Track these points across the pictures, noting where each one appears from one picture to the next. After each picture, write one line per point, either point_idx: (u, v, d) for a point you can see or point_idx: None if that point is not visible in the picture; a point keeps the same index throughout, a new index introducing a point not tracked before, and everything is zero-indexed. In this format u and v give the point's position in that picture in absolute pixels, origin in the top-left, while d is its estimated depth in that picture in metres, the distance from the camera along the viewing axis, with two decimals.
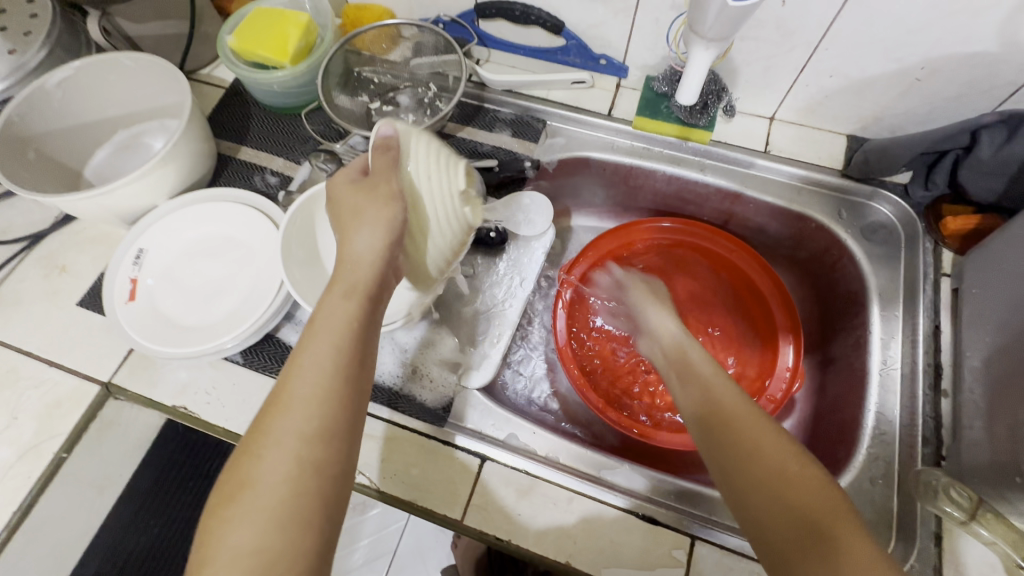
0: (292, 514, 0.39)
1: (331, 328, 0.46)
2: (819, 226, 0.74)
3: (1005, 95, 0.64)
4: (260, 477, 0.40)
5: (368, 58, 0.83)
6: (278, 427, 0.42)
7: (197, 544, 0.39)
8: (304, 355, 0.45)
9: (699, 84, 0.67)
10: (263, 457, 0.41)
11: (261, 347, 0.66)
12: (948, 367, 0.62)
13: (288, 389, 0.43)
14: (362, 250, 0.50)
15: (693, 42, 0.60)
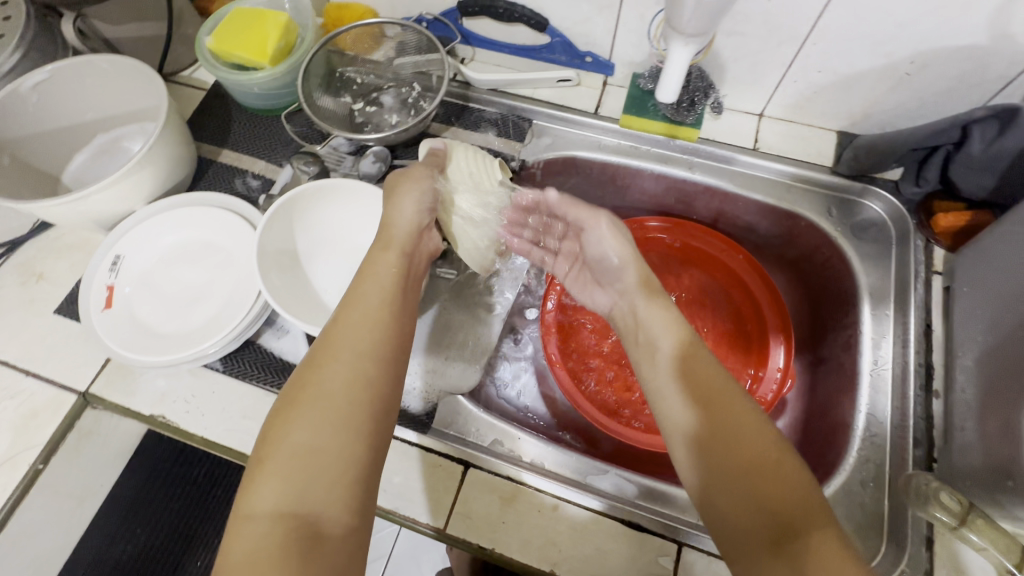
0: (347, 423, 0.43)
1: (382, 271, 0.54)
2: (809, 224, 0.73)
3: (995, 89, 0.63)
4: (319, 388, 0.44)
5: (351, 58, 0.82)
6: (340, 342, 0.47)
7: (258, 445, 0.43)
8: (358, 296, 0.52)
9: (678, 84, 0.66)
10: (325, 369, 0.45)
11: (241, 354, 0.65)
12: (940, 368, 0.61)
13: (343, 321, 0.49)
14: (405, 216, 0.59)
15: (672, 39, 0.59)
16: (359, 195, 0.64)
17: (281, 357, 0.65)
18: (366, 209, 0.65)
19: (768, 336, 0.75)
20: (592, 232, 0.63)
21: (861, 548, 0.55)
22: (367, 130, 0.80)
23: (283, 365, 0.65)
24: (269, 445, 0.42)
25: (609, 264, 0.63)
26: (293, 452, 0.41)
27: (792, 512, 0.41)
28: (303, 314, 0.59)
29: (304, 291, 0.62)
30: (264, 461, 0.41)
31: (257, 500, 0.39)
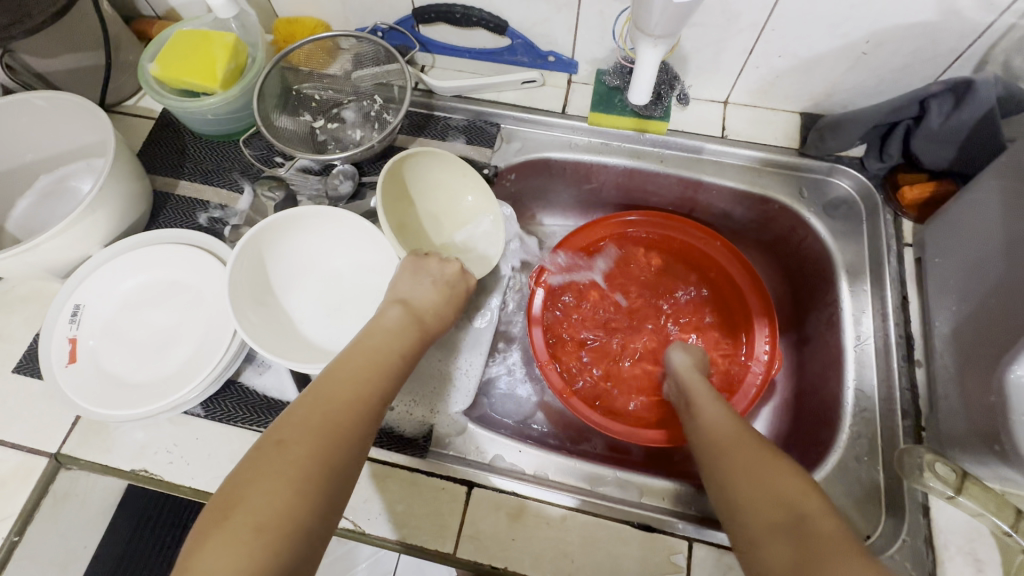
0: (318, 478, 0.41)
1: (387, 341, 0.53)
2: (781, 206, 0.74)
3: (948, 62, 0.65)
4: (294, 445, 0.42)
5: (306, 74, 0.79)
6: (331, 399, 0.46)
7: (213, 509, 0.39)
8: (344, 366, 0.50)
9: (650, 81, 0.66)
10: (312, 423, 0.44)
11: (222, 396, 0.62)
12: (919, 337, 0.62)
13: (323, 387, 0.47)
14: (423, 295, 0.58)
15: (641, 39, 0.58)
16: (329, 220, 0.61)
17: (265, 394, 0.63)
18: (341, 234, 0.62)
19: (753, 319, 0.76)
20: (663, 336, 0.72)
21: (862, 521, 0.56)
22: (331, 148, 0.78)
23: (268, 404, 0.62)
24: (234, 502, 0.39)
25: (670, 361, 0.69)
26: (261, 510, 0.38)
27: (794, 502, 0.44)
28: (284, 351, 0.56)
29: (282, 325, 0.60)
30: (222, 519, 0.38)
31: (204, 562, 0.35)
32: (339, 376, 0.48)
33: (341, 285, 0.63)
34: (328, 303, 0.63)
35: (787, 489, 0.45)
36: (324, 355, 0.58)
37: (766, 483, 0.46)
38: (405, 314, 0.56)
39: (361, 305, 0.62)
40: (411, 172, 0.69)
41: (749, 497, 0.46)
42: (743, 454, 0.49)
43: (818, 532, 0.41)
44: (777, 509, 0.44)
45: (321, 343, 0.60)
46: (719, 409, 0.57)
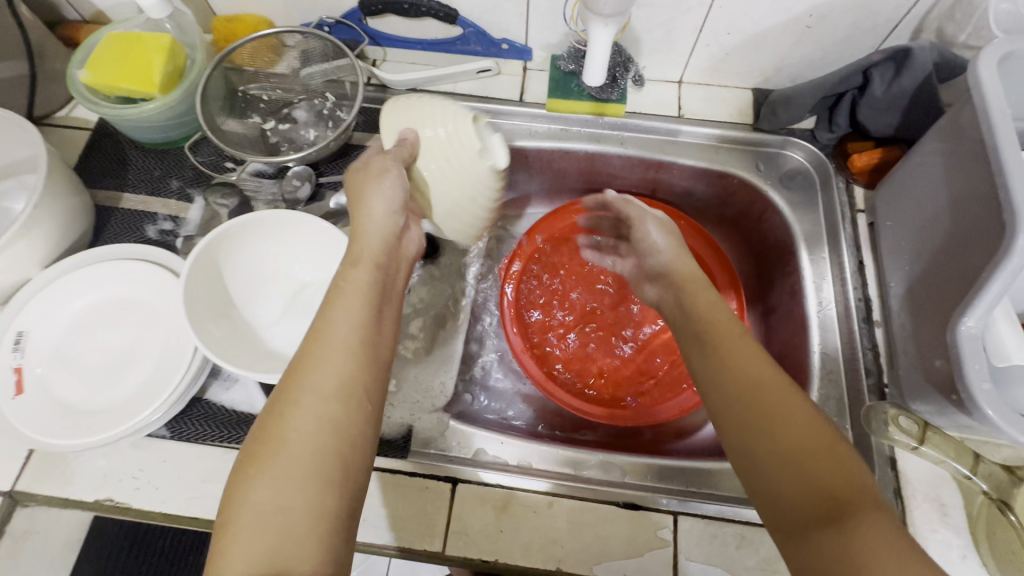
0: (327, 474, 0.40)
1: (350, 300, 0.48)
2: (740, 181, 0.76)
3: (886, 32, 0.67)
4: (287, 431, 0.41)
5: (252, 74, 0.76)
6: (305, 384, 0.43)
7: (221, 503, 0.40)
8: (330, 330, 0.46)
9: (602, 62, 0.69)
10: (289, 416, 0.41)
11: (187, 415, 0.60)
12: (876, 299, 0.65)
13: (298, 372, 0.44)
14: (380, 218, 0.54)
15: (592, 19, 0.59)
16: (287, 224, 0.59)
17: (234, 409, 0.60)
18: (301, 236, 0.60)
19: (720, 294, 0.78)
20: (638, 228, 0.66)
21: None
22: (284, 150, 0.75)
23: (238, 418, 0.60)
24: (234, 497, 0.39)
25: (655, 259, 0.62)
26: (265, 511, 0.38)
27: (835, 489, 0.38)
28: (250, 364, 0.54)
29: (244, 336, 0.57)
30: (230, 521, 0.38)
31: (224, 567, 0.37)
32: (324, 344, 0.45)
33: (304, 290, 0.61)
34: (292, 310, 0.60)
35: (828, 474, 0.39)
36: None
37: (800, 459, 0.40)
38: (369, 271, 0.51)
39: None
40: None
41: (783, 472, 0.40)
42: (782, 422, 0.42)
43: (861, 530, 0.36)
44: (811, 503, 0.38)
45: (289, 352, 0.58)
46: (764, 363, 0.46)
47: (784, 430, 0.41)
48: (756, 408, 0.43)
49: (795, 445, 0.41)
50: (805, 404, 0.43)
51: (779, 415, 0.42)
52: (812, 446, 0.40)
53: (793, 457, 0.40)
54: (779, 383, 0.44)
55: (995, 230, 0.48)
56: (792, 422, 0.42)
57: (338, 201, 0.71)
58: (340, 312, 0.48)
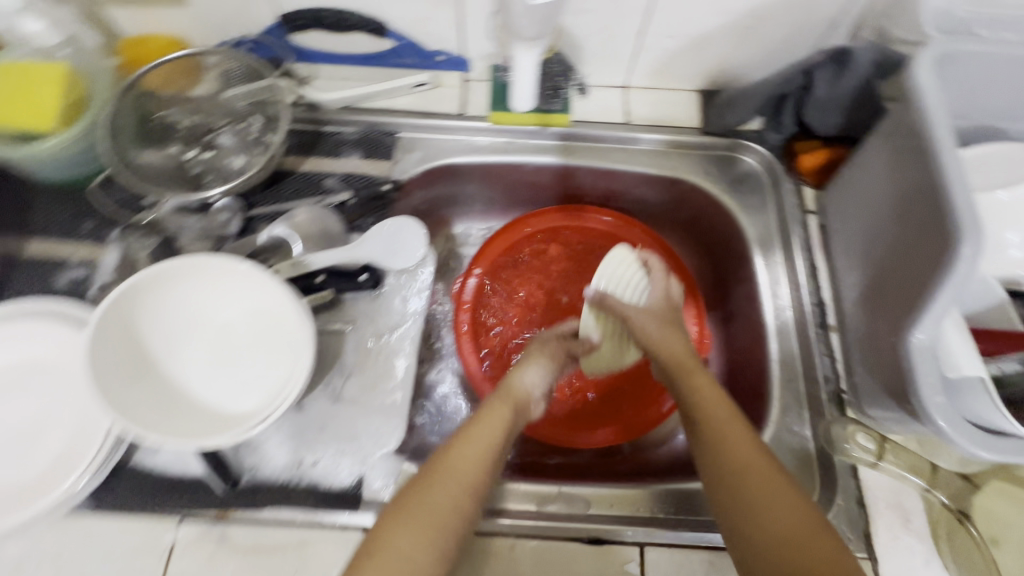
0: (448, 550, 0.46)
1: (494, 419, 0.55)
2: (692, 186, 0.74)
3: (825, 30, 0.66)
4: (428, 506, 0.47)
5: (169, 99, 0.70)
6: (452, 466, 0.50)
7: (367, 540, 0.46)
8: (472, 433, 0.53)
9: (531, 90, 0.65)
10: (435, 487, 0.48)
11: (112, 483, 0.55)
12: (830, 303, 0.64)
13: (451, 452, 0.51)
14: (534, 383, 0.61)
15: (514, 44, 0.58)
16: (208, 272, 0.53)
17: (165, 472, 0.56)
18: (226, 282, 0.54)
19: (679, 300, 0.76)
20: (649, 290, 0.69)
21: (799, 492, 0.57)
22: (208, 180, 0.69)
23: (170, 482, 0.55)
24: (377, 547, 0.45)
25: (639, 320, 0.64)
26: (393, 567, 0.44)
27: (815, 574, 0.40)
28: (173, 429, 0.49)
29: (167, 396, 0.52)
30: (369, 560, 0.44)
31: None
32: (469, 444, 0.52)
33: (235, 338, 0.56)
34: (222, 364, 0.55)
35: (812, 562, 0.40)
36: (227, 423, 0.51)
37: (787, 544, 0.42)
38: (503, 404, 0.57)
39: (263, 357, 0.55)
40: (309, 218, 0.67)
41: (772, 551, 0.42)
42: (767, 504, 0.44)
43: None
44: None
45: (220, 408, 0.53)
46: (756, 452, 0.48)
47: (767, 522, 0.43)
48: (740, 489, 0.46)
49: (778, 533, 0.43)
50: (793, 494, 0.45)
51: (767, 503, 0.44)
52: (794, 533, 0.42)
53: (776, 544, 0.42)
54: (768, 472, 0.46)
55: (938, 235, 0.46)
56: (779, 513, 0.43)
57: (270, 233, 0.65)
58: (478, 427, 0.54)
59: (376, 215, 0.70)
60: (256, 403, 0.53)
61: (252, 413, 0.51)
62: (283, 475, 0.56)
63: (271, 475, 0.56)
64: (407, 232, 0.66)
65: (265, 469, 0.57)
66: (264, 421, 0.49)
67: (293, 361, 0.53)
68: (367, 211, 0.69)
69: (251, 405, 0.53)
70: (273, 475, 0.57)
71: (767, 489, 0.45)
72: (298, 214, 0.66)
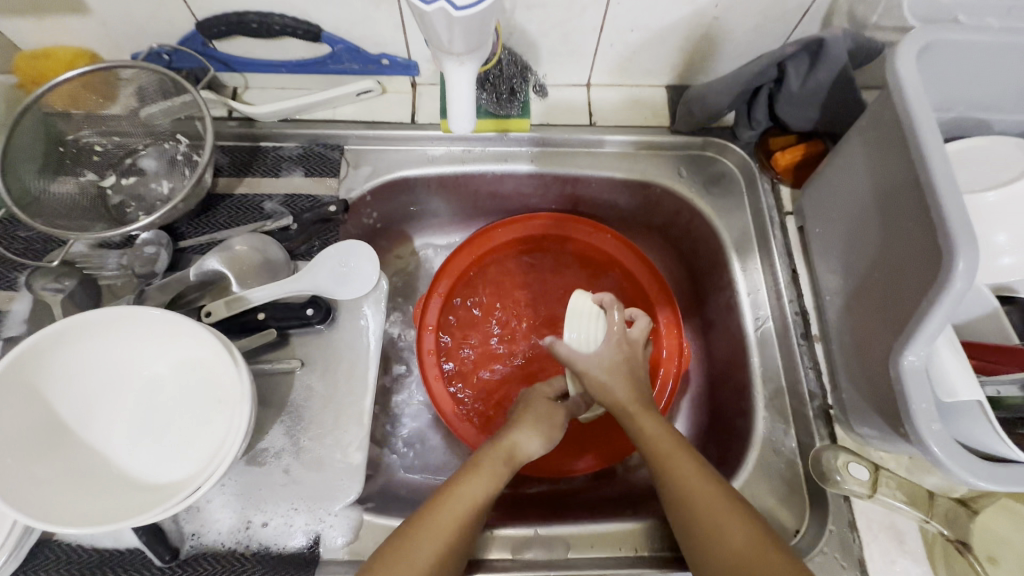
0: None
1: (487, 471, 0.52)
2: (663, 189, 0.70)
3: (796, 18, 0.61)
4: (412, 559, 0.45)
5: (79, 120, 0.62)
6: (439, 523, 0.48)
7: None
8: (461, 491, 0.50)
9: (472, 112, 0.53)
10: (418, 546, 0.46)
11: (30, 564, 0.48)
12: (813, 311, 0.60)
13: (437, 507, 0.49)
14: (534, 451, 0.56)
15: (442, 59, 0.46)
16: (123, 325, 0.47)
17: (93, 547, 0.49)
18: (147, 332, 0.48)
19: (656, 311, 0.72)
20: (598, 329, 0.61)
21: (789, 517, 0.54)
22: (131, 210, 0.62)
23: (99, 559, 0.49)
24: None
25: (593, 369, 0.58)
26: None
27: None
28: (83, 513, 0.42)
29: (81, 470, 0.45)
30: None
31: None
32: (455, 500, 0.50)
33: (162, 396, 0.50)
34: (149, 424, 0.49)
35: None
36: (150, 496, 0.45)
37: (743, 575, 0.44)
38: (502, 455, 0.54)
39: (192, 416, 0.49)
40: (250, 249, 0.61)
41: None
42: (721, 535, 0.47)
43: None
44: None
45: (144, 477, 0.47)
46: (702, 481, 0.50)
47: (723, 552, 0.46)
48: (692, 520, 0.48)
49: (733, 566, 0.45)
50: (742, 521, 0.47)
51: (720, 539, 0.47)
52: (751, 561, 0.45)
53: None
54: (719, 501, 0.48)
55: (929, 253, 0.42)
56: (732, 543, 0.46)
57: (201, 267, 0.59)
58: (468, 483, 0.51)
59: (323, 240, 0.64)
60: (185, 471, 0.47)
61: (179, 483, 0.45)
62: (229, 540, 0.51)
63: (215, 541, 0.51)
64: (359, 256, 0.61)
65: (209, 535, 0.51)
66: (189, 494, 0.43)
67: (226, 419, 0.48)
68: (313, 235, 0.63)
69: (179, 474, 0.47)
70: (217, 540, 0.51)
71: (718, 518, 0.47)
72: (235, 244, 0.60)
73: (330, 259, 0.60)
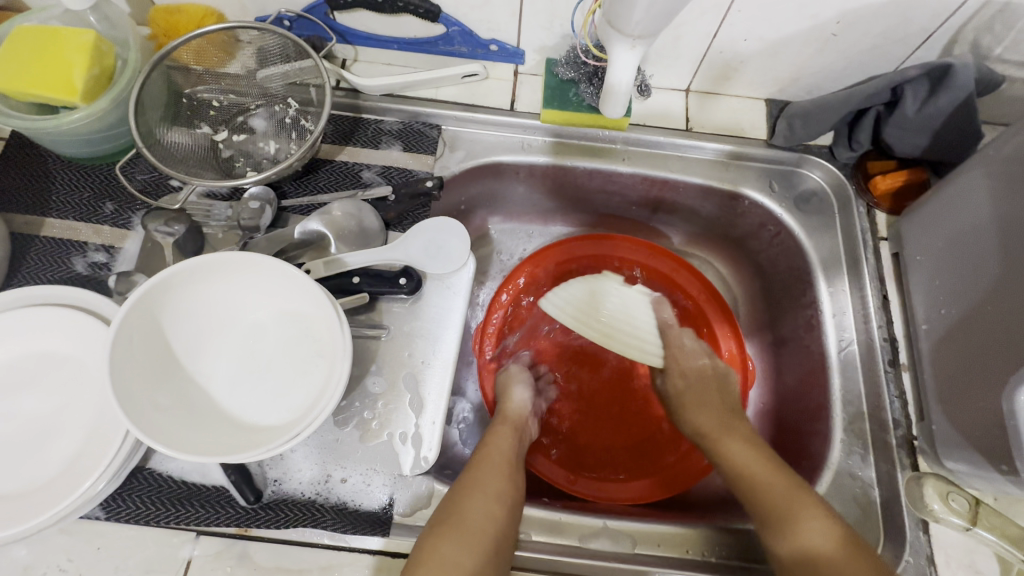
0: (509, 508, 0.49)
1: (510, 418, 0.59)
2: (752, 202, 0.69)
3: (918, 42, 0.60)
4: (491, 468, 0.52)
5: (198, 75, 0.65)
6: (498, 449, 0.55)
7: (441, 512, 0.48)
8: (483, 459, 0.53)
9: (625, 100, 0.58)
10: (488, 460, 0.53)
11: (127, 490, 0.51)
12: (903, 340, 0.59)
13: (492, 440, 0.56)
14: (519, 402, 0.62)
15: (615, 40, 0.51)
16: (245, 272, 0.49)
17: (183, 480, 0.51)
18: (256, 279, 0.50)
19: (714, 328, 0.72)
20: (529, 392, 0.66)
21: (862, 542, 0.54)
22: (241, 166, 0.65)
23: (188, 492, 0.51)
24: (457, 509, 0.48)
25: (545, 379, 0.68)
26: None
27: None
28: (194, 446, 0.44)
29: (190, 403, 0.48)
30: (452, 522, 0.47)
31: (450, 552, 0.44)
32: (488, 467, 0.52)
33: (263, 343, 0.52)
34: (246, 371, 0.51)
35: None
36: (251, 437, 0.47)
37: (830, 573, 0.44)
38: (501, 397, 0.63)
39: (290, 366, 0.51)
40: (348, 211, 0.62)
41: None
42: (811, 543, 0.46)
43: None
44: None
45: (245, 418, 0.49)
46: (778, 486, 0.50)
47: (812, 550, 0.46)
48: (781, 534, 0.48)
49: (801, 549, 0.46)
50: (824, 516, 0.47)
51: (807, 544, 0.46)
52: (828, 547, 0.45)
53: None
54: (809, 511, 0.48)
55: None
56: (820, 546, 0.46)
57: (304, 227, 0.61)
58: (492, 452, 0.54)
59: (414, 215, 0.65)
60: (281, 417, 0.48)
61: (278, 428, 0.47)
62: (309, 490, 0.52)
63: (297, 489, 0.52)
64: (448, 236, 0.62)
65: (291, 483, 0.53)
66: (290, 438, 0.45)
67: (323, 372, 0.49)
68: (408, 207, 0.64)
69: (276, 419, 0.48)
70: (298, 489, 0.53)
71: (795, 525, 0.47)
72: (333, 208, 0.62)
73: (430, 235, 0.62)
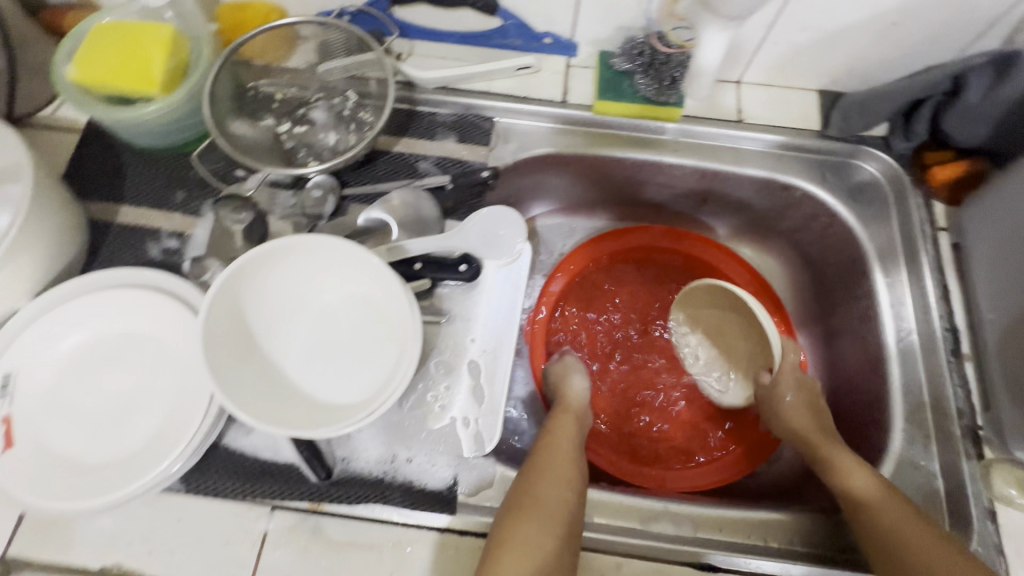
0: (579, 490, 0.51)
1: (571, 404, 0.61)
2: (805, 193, 0.68)
3: (980, 30, 0.60)
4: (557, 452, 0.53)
5: (262, 69, 0.67)
6: (563, 434, 0.56)
7: (515, 495, 0.50)
8: (550, 444, 0.55)
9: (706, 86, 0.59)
10: (555, 445, 0.55)
11: (204, 465, 0.52)
12: (965, 330, 0.59)
13: (556, 426, 0.58)
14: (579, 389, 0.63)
15: (707, 25, 0.52)
16: (320, 255, 0.51)
17: (256, 457, 0.53)
18: (328, 262, 0.51)
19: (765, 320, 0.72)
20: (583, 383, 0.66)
21: None
22: (303, 156, 0.67)
23: (261, 468, 0.53)
24: (529, 491, 0.50)
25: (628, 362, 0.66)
26: (526, 559, 0.45)
27: None
28: (277, 420, 0.46)
29: (269, 379, 0.50)
30: (527, 503, 0.49)
31: (527, 532, 0.46)
32: (555, 451, 0.54)
33: (334, 325, 0.53)
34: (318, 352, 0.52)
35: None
36: (328, 414, 0.48)
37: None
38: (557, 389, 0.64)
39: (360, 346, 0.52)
40: (408, 200, 0.64)
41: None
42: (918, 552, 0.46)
43: None
44: None
45: (319, 396, 0.50)
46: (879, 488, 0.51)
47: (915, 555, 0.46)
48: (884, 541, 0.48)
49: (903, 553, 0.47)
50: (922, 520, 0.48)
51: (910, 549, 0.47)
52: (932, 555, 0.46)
53: None
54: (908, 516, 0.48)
55: None
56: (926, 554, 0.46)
57: (367, 216, 0.63)
58: (557, 437, 0.56)
59: (470, 205, 0.67)
60: (355, 396, 0.50)
61: (353, 405, 0.48)
62: (376, 469, 0.54)
63: (364, 468, 0.54)
64: (506, 224, 0.63)
65: (358, 461, 0.54)
66: (368, 413, 0.46)
67: (393, 352, 0.50)
68: (465, 196, 0.66)
69: (350, 398, 0.50)
70: (365, 468, 0.54)
71: (900, 532, 0.48)
72: (393, 197, 0.64)
73: (488, 223, 0.63)
